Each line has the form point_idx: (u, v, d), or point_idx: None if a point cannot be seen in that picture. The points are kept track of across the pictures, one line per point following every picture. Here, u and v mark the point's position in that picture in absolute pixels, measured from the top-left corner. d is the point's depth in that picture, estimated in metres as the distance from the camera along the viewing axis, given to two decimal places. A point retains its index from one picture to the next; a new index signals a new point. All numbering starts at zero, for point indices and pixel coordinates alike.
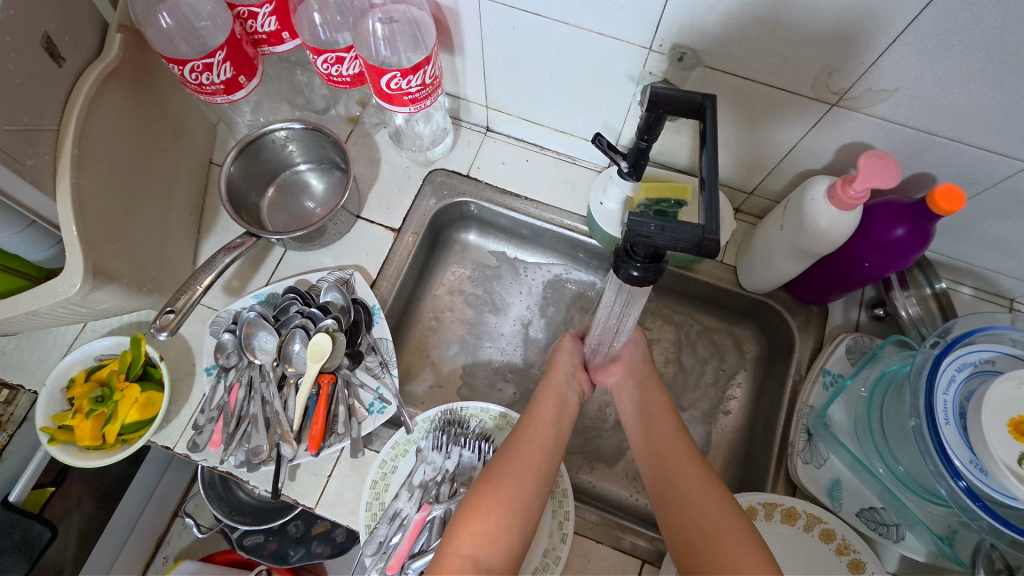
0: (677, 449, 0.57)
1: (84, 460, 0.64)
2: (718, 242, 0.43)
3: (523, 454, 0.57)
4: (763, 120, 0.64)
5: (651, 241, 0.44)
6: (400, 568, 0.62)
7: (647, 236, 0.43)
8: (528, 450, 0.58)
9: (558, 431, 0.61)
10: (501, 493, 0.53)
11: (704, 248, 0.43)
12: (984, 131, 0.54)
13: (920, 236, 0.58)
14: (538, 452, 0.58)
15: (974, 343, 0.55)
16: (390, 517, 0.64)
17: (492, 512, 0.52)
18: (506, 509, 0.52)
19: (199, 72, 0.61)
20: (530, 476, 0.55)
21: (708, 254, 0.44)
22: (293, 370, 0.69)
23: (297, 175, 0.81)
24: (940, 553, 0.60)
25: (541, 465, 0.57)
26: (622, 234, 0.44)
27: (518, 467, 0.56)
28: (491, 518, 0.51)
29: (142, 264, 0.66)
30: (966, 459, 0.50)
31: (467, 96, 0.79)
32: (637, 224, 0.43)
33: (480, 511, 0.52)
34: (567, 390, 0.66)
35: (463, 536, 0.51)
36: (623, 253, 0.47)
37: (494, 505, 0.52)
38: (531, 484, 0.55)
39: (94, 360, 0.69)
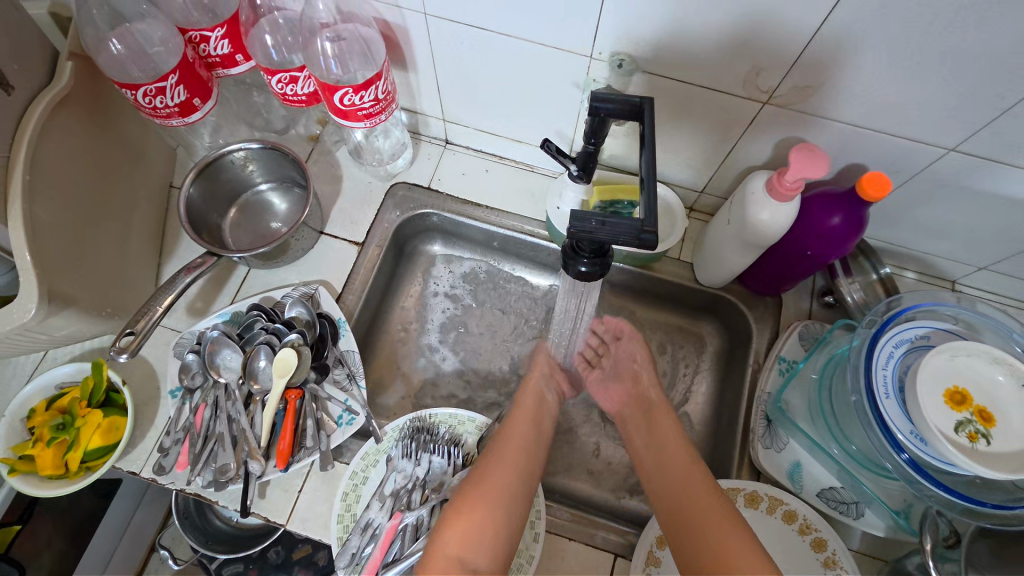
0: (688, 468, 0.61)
1: (45, 489, 0.63)
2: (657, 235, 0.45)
3: (502, 455, 0.63)
4: (705, 121, 0.67)
5: (594, 236, 0.46)
6: None
7: (588, 227, 0.45)
8: (508, 451, 0.63)
9: (542, 430, 0.68)
10: (490, 492, 0.59)
11: (643, 242, 0.45)
12: (904, 122, 0.58)
13: (855, 222, 0.61)
14: (518, 449, 0.64)
15: (911, 320, 0.58)
16: (361, 528, 0.64)
17: (477, 507, 0.58)
18: (495, 509, 0.58)
19: (152, 96, 0.62)
20: (511, 473, 0.61)
21: (647, 248, 0.45)
22: (259, 387, 0.69)
23: (259, 195, 0.81)
24: (897, 526, 0.62)
25: (522, 460, 0.63)
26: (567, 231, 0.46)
27: (503, 464, 0.62)
28: (478, 515, 0.57)
29: (101, 289, 0.66)
30: (908, 431, 0.52)
31: (423, 110, 0.81)
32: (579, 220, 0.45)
33: (465, 513, 0.57)
34: (544, 388, 0.72)
35: (451, 538, 0.56)
36: (571, 250, 0.49)
37: (482, 503, 0.58)
38: (512, 482, 0.60)
39: (55, 388, 0.69)
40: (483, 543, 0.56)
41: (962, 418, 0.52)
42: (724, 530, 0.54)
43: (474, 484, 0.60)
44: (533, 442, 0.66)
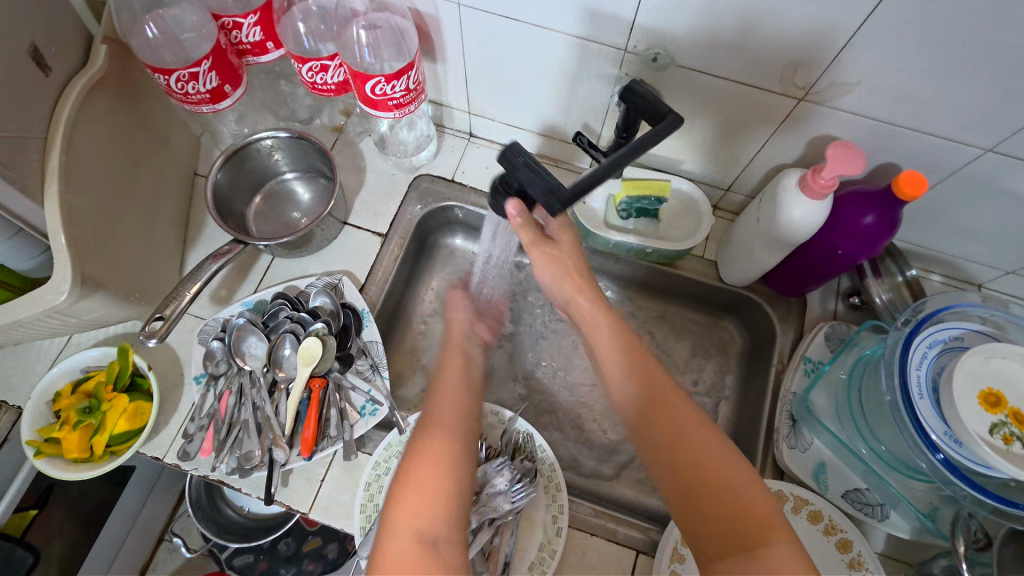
0: (682, 425, 0.51)
1: (71, 472, 0.63)
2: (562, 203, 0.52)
3: (437, 416, 0.55)
4: (735, 116, 0.67)
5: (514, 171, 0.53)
6: None
7: (514, 168, 0.53)
8: (443, 409, 0.56)
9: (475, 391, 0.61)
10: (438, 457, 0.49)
11: (547, 199, 0.52)
12: (943, 121, 0.57)
13: (889, 221, 0.61)
14: (453, 409, 0.56)
15: (945, 321, 0.57)
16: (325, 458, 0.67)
17: (426, 474, 0.48)
18: (446, 472, 0.48)
19: (185, 82, 0.62)
20: (451, 431, 0.53)
21: (548, 205, 0.53)
22: (284, 375, 0.69)
23: (283, 184, 0.81)
24: (924, 529, 0.62)
25: (460, 418, 0.55)
26: (499, 154, 0.53)
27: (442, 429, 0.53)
28: (428, 482, 0.47)
29: (129, 273, 0.66)
30: (942, 432, 0.52)
31: (449, 102, 0.81)
32: (511, 151, 0.52)
33: (414, 476, 0.48)
34: (467, 344, 0.66)
35: (401, 508, 0.46)
36: (501, 183, 0.58)
37: (432, 466, 0.48)
38: (457, 443, 0.52)
39: (81, 372, 0.69)
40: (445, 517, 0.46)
41: (997, 420, 0.51)
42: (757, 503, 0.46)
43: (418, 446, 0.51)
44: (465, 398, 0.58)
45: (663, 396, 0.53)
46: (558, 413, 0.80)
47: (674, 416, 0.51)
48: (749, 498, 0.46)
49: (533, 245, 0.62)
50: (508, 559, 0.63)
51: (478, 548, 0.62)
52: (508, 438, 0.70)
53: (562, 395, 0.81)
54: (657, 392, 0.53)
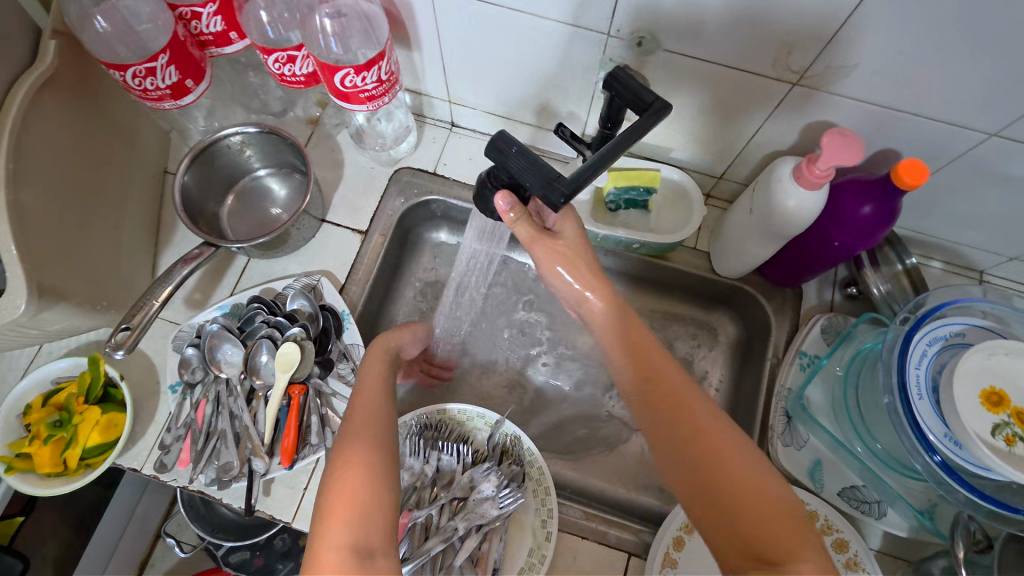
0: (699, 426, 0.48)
1: (44, 488, 0.61)
2: (561, 195, 0.47)
3: (356, 419, 0.53)
4: (725, 102, 0.63)
5: (504, 161, 0.49)
6: None
7: (506, 157, 0.49)
8: (361, 412, 0.54)
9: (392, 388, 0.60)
10: (362, 460, 0.48)
11: (544, 188, 0.47)
12: (946, 105, 0.54)
13: (887, 212, 0.58)
14: (371, 410, 0.55)
15: (945, 317, 0.55)
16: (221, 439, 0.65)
17: (351, 485, 0.47)
18: (373, 484, 0.47)
19: (142, 77, 0.59)
20: (372, 433, 0.52)
21: (545, 196, 0.47)
22: (262, 382, 0.67)
23: (257, 180, 0.78)
24: (921, 527, 0.60)
25: (378, 416, 0.54)
26: (488, 143, 0.49)
27: (362, 434, 0.51)
28: (353, 495, 0.46)
29: (95, 281, 0.63)
30: (941, 433, 0.50)
31: (428, 91, 0.77)
32: (502, 138, 0.49)
33: (339, 491, 0.47)
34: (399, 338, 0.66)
35: (331, 527, 0.45)
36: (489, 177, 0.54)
37: (356, 470, 0.48)
38: (380, 446, 0.51)
39: (51, 384, 0.67)
40: (374, 525, 0.45)
41: (999, 420, 0.49)
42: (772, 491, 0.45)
43: (343, 452, 0.49)
44: (384, 394, 0.58)
45: (676, 391, 0.50)
46: (548, 411, 0.78)
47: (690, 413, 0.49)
48: (767, 493, 0.44)
49: (531, 240, 0.57)
50: (496, 565, 0.62)
51: (465, 554, 0.61)
52: (496, 442, 0.68)
53: (553, 393, 0.79)
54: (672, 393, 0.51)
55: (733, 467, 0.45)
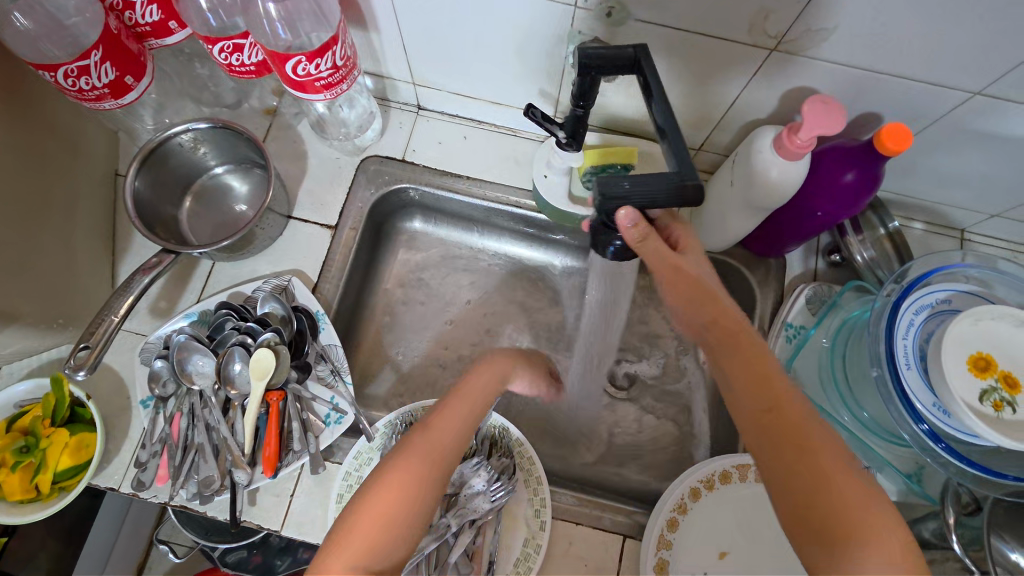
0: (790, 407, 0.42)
1: (16, 516, 0.59)
2: (698, 187, 0.44)
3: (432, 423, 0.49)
4: (702, 72, 0.61)
5: (628, 201, 0.45)
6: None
7: (626, 198, 0.45)
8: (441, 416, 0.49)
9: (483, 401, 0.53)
10: (415, 469, 0.45)
11: (685, 194, 0.44)
12: (927, 65, 0.52)
13: (870, 178, 0.57)
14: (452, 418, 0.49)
15: (931, 284, 0.54)
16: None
17: (389, 502, 0.43)
18: (414, 504, 0.44)
19: (75, 77, 0.55)
20: (444, 447, 0.47)
21: (692, 201, 0.44)
22: (237, 392, 0.64)
23: (215, 179, 0.74)
24: (909, 491, 0.60)
25: (457, 428, 0.49)
26: (596, 199, 0.45)
27: (427, 445, 0.47)
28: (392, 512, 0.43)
29: (46, 299, 0.60)
30: (929, 402, 0.50)
31: (391, 74, 0.73)
32: (609, 183, 0.45)
33: (382, 501, 0.43)
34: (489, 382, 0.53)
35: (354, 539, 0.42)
36: (601, 229, 0.49)
37: (399, 486, 0.44)
38: (444, 462, 0.46)
39: (15, 407, 0.63)
40: (393, 550, 0.43)
41: (986, 386, 0.49)
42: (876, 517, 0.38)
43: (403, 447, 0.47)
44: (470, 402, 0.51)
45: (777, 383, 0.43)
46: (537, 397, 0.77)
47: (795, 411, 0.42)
48: (869, 519, 0.37)
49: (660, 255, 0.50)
50: (491, 558, 0.62)
51: (460, 551, 0.60)
52: (484, 435, 0.67)
53: None
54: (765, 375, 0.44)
55: (840, 471, 0.39)
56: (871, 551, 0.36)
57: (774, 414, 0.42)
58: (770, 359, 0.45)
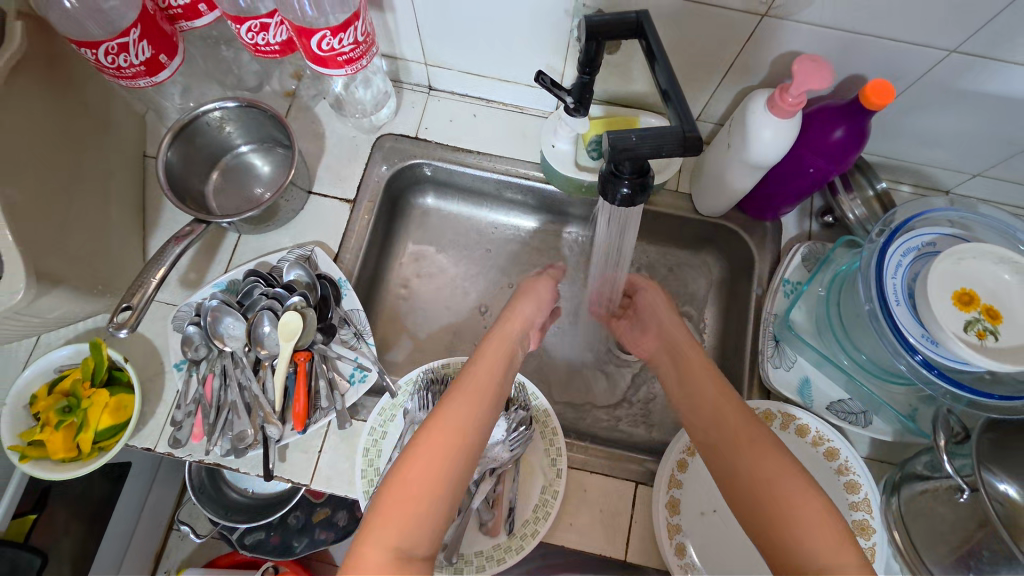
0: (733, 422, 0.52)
1: (61, 472, 0.62)
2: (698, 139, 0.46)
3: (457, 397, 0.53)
4: (699, 41, 0.65)
5: (636, 153, 0.45)
6: None
7: (631, 149, 0.45)
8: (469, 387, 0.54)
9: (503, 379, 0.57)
10: (436, 452, 0.48)
11: (688, 146, 0.46)
12: (904, 25, 0.56)
13: (856, 134, 0.61)
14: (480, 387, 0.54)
15: (915, 229, 0.58)
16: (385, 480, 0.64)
17: (418, 477, 0.47)
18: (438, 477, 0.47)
19: (115, 55, 0.59)
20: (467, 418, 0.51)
21: (693, 152, 0.46)
22: (267, 352, 0.68)
23: (239, 157, 0.78)
24: (904, 429, 0.64)
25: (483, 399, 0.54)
26: (607, 150, 0.45)
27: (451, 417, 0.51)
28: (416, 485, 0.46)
29: (87, 266, 0.63)
30: (919, 334, 0.54)
31: (404, 55, 0.78)
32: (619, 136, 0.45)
33: (410, 470, 0.47)
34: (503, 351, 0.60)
35: (386, 517, 0.45)
36: (610, 175, 0.48)
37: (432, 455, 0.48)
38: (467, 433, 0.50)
39: (55, 372, 0.67)
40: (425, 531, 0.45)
41: (971, 317, 0.53)
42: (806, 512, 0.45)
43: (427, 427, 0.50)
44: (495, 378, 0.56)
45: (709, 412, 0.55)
46: (548, 360, 0.81)
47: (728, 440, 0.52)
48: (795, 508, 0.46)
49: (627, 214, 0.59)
50: (512, 504, 0.65)
51: (481, 497, 0.63)
52: None
53: (548, 341, 0.83)
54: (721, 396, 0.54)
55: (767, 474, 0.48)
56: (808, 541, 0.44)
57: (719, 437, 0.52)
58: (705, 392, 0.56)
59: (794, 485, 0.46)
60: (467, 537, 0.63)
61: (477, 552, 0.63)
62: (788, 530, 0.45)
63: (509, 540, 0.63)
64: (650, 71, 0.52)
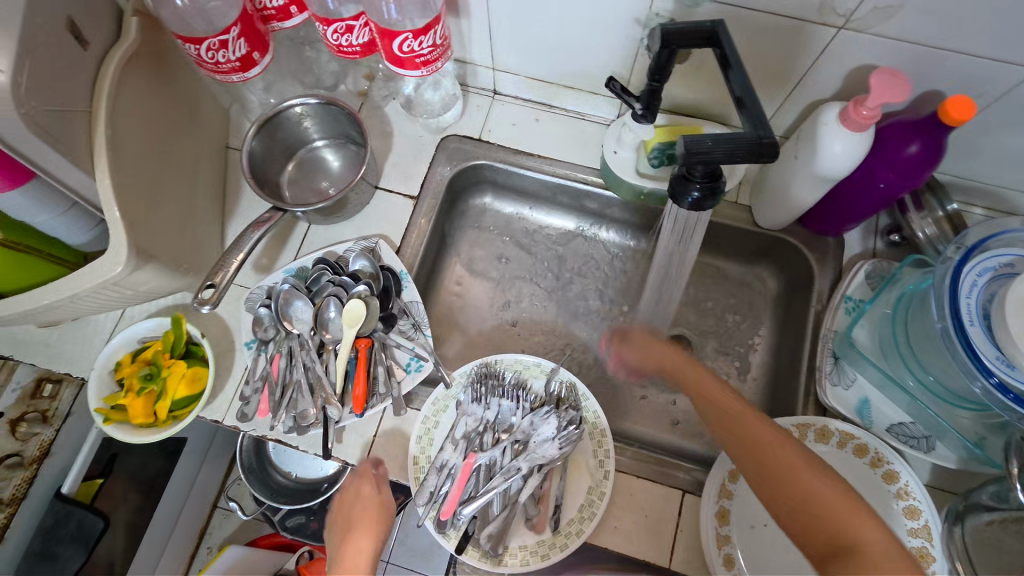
0: (741, 420, 0.56)
1: (140, 436, 0.66)
2: (774, 144, 0.46)
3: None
4: (771, 53, 0.65)
5: (710, 156, 0.47)
6: (453, 513, 0.65)
7: (705, 154, 0.46)
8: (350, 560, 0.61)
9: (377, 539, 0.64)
10: None
11: (762, 152, 0.46)
12: (992, 40, 0.55)
13: (933, 150, 0.60)
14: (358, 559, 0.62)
15: (991, 250, 0.57)
16: (438, 468, 0.67)
17: None
18: None
19: (216, 50, 0.63)
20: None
21: (767, 158, 0.47)
22: (331, 336, 0.71)
23: (313, 151, 0.82)
24: (971, 458, 0.62)
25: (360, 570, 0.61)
26: (681, 153, 0.47)
27: None
28: None
29: (175, 245, 0.68)
30: (994, 357, 0.52)
31: (473, 59, 0.80)
32: (694, 140, 0.46)
33: None
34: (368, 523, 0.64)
35: None
36: (681, 177, 0.50)
37: None
38: None
39: (138, 342, 0.72)
40: None
41: None
42: (834, 497, 0.48)
43: None
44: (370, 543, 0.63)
45: (727, 414, 0.57)
46: (596, 363, 0.82)
47: (756, 437, 0.54)
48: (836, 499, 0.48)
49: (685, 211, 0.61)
50: (557, 502, 0.65)
51: (528, 492, 0.65)
52: (553, 389, 0.72)
53: (597, 345, 0.83)
54: (718, 396, 0.59)
55: (796, 467, 0.51)
56: (863, 530, 0.46)
57: (747, 438, 0.54)
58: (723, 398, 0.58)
59: (818, 478, 0.50)
60: (513, 531, 0.64)
61: (521, 546, 0.64)
62: (838, 519, 0.47)
63: (554, 537, 0.64)
64: (724, 78, 0.53)
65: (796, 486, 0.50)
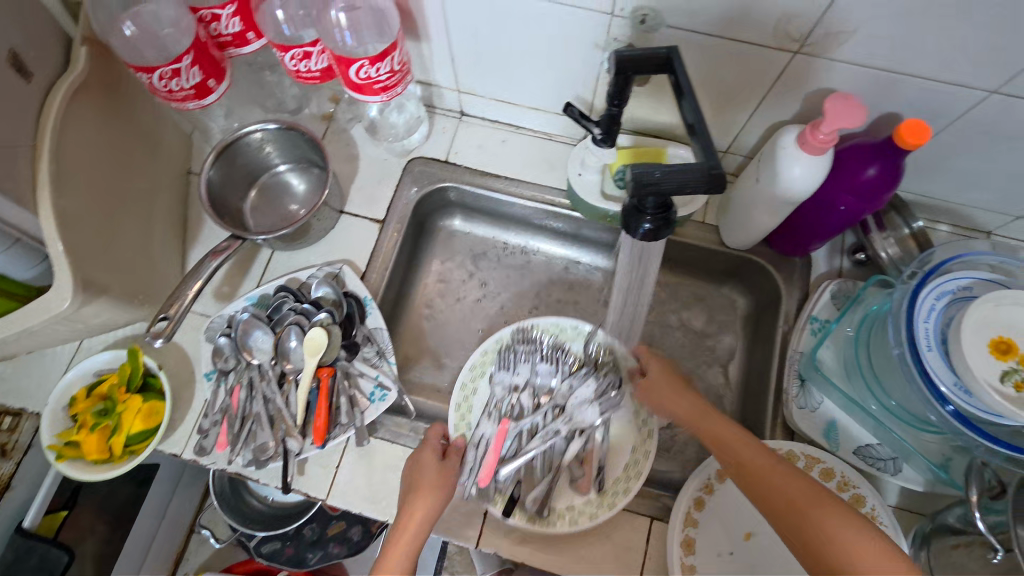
0: (746, 459, 0.54)
1: (94, 473, 0.64)
2: (723, 175, 0.46)
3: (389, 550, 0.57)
4: (730, 77, 0.65)
5: (659, 187, 0.46)
6: (492, 478, 0.66)
7: (652, 185, 0.45)
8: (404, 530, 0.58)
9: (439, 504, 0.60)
10: None
11: (712, 182, 0.46)
12: (942, 65, 0.55)
13: (891, 173, 0.60)
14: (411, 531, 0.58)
15: (951, 272, 0.56)
16: (475, 441, 0.68)
17: None
18: None
19: (168, 79, 0.62)
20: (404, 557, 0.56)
21: (716, 188, 0.46)
22: (292, 366, 0.70)
23: (277, 176, 0.81)
24: (937, 480, 0.62)
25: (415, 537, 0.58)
26: (630, 183, 0.46)
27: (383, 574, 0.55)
28: None
29: (131, 277, 0.66)
30: (952, 383, 0.52)
31: (437, 82, 0.80)
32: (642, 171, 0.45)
33: None
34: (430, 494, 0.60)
35: None
36: (633, 208, 0.49)
37: None
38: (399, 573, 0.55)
39: (94, 375, 0.70)
40: None
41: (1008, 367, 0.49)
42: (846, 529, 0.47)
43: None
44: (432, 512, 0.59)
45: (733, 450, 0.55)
46: None
47: (762, 477, 0.52)
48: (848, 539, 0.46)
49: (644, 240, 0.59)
50: (602, 463, 0.67)
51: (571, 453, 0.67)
52: (591, 351, 0.74)
53: None
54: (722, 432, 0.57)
55: (807, 506, 0.49)
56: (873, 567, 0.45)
57: (756, 480, 0.53)
58: (727, 435, 0.57)
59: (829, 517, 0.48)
60: (559, 493, 0.66)
61: (569, 507, 0.66)
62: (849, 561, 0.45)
63: (600, 497, 0.66)
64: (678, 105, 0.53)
65: (792, 509, 0.49)
